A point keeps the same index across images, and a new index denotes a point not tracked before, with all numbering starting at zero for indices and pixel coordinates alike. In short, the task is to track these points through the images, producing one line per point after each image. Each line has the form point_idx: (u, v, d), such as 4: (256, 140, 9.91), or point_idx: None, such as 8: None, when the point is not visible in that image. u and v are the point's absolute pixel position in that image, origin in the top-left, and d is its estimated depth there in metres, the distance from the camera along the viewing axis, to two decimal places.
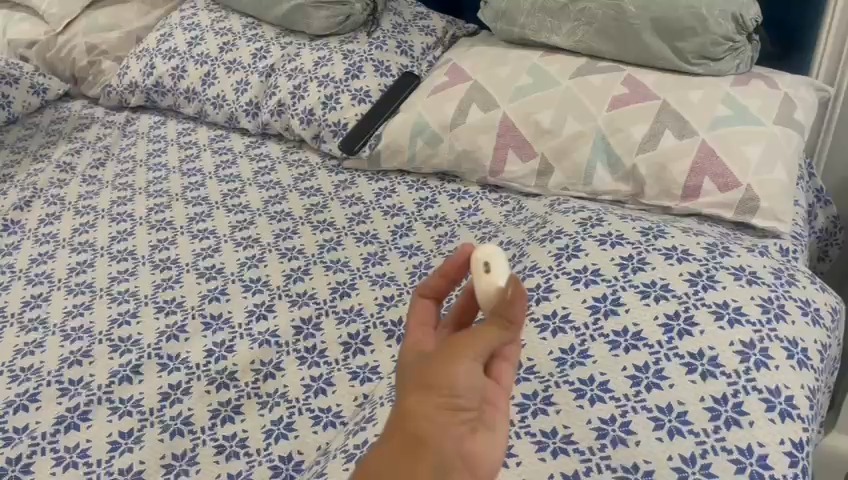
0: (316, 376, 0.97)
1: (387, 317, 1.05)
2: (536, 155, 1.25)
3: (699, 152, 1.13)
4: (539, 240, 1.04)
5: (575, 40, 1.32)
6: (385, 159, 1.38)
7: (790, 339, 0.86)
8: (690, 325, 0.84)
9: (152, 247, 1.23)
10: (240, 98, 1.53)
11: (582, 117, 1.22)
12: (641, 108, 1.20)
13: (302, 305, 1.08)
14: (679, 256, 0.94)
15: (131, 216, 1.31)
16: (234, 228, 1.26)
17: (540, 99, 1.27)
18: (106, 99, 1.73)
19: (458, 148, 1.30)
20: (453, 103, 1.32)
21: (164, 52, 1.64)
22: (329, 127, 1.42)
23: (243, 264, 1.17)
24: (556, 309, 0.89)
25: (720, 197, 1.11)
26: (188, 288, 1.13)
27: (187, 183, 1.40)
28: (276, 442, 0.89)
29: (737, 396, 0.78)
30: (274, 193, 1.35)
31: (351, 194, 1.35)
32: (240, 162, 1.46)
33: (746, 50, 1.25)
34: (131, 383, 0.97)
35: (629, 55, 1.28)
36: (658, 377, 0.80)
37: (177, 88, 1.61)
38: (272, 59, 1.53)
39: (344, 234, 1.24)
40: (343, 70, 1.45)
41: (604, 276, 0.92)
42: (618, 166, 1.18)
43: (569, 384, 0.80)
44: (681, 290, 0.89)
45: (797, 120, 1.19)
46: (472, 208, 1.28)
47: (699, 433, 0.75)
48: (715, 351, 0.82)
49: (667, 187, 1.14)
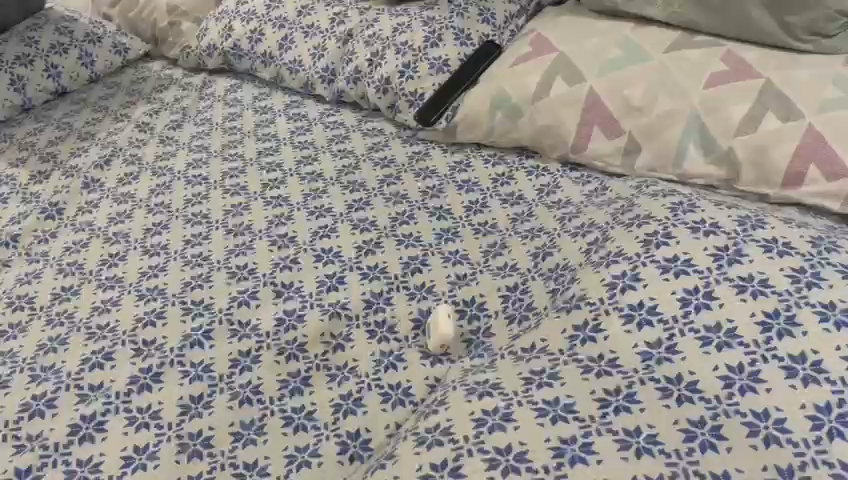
0: (386, 351, 0.95)
1: (459, 296, 1.02)
2: (623, 133, 1.18)
3: (805, 136, 1.05)
4: (625, 224, 0.98)
5: (672, 11, 1.24)
6: (461, 132, 1.32)
7: None
8: (791, 325, 0.78)
9: (226, 212, 1.22)
10: (317, 63, 1.51)
11: (677, 95, 1.15)
12: (740, 87, 1.12)
13: (373, 279, 1.06)
14: (779, 250, 0.87)
15: (206, 179, 1.31)
16: (307, 196, 1.24)
17: (630, 73, 1.20)
18: (184, 61, 1.73)
19: (539, 122, 1.25)
20: (537, 75, 1.26)
21: (242, 15, 1.63)
22: (405, 96, 1.38)
23: (315, 234, 1.15)
24: (642, 300, 0.84)
25: (827, 187, 1.02)
26: (260, 254, 1.12)
27: (261, 148, 1.39)
28: (344, 417, 0.88)
29: (843, 405, 0.71)
30: (347, 162, 1.33)
31: (426, 167, 1.30)
32: (315, 129, 1.44)
33: None
34: (202, 348, 0.97)
35: (730, 30, 1.19)
36: (754, 380, 0.74)
37: (254, 51, 1.60)
38: (350, 25, 1.50)
39: (416, 207, 1.20)
40: (422, 38, 1.40)
41: (695, 266, 0.86)
42: (713, 148, 1.10)
43: (654, 383, 0.76)
44: (782, 287, 0.82)
45: None
46: (550, 186, 1.21)
47: (798, 444, 0.69)
48: (819, 355, 0.75)
49: (767, 172, 1.06)
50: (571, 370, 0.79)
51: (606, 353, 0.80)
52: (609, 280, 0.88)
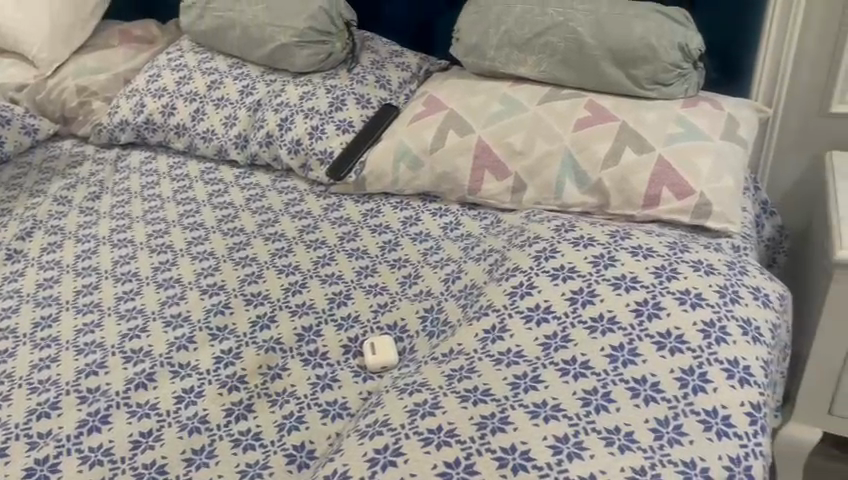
0: (320, 374, 1.06)
1: (383, 322, 1.14)
2: (510, 174, 1.36)
3: (656, 166, 1.26)
4: (519, 246, 1.14)
5: (540, 71, 1.45)
6: (369, 184, 1.47)
7: (744, 317, 0.97)
8: (658, 310, 0.95)
9: (156, 268, 1.30)
10: (229, 132, 1.63)
11: (551, 139, 1.34)
12: (602, 129, 1.33)
13: (302, 315, 1.17)
14: (643, 253, 1.06)
15: (131, 241, 1.38)
16: (232, 249, 1.34)
17: (511, 123, 1.39)
18: (96, 138, 1.80)
19: (438, 170, 1.41)
20: (432, 130, 1.43)
21: (153, 92, 1.73)
22: (315, 155, 1.52)
23: (243, 281, 1.25)
24: (538, 303, 0.99)
25: (678, 204, 1.23)
26: (193, 303, 1.20)
27: (182, 211, 1.48)
28: (289, 434, 0.97)
29: (702, 367, 0.89)
30: (266, 217, 1.44)
31: (340, 216, 1.43)
32: (232, 190, 1.54)
33: (693, 76, 1.40)
34: (146, 389, 1.04)
35: (589, 82, 1.41)
36: (632, 355, 0.90)
37: (167, 124, 1.69)
38: (258, 96, 1.63)
39: (335, 251, 1.32)
40: (327, 103, 1.56)
41: (578, 272, 1.03)
42: (585, 181, 1.30)
43: (554, 364, 0.90)
44: (647, 282, 1.00)
45: (740, 137, 1.35)
46: (454, 223, 1.37)
47: (671, 399, 0.85)
48: (680, 330, 0.93)
49: (630, 197, 1.26)
50: (486, 363, 0.92)
51: (513, 347, 0.94)
52: (510, 290, 1.03)
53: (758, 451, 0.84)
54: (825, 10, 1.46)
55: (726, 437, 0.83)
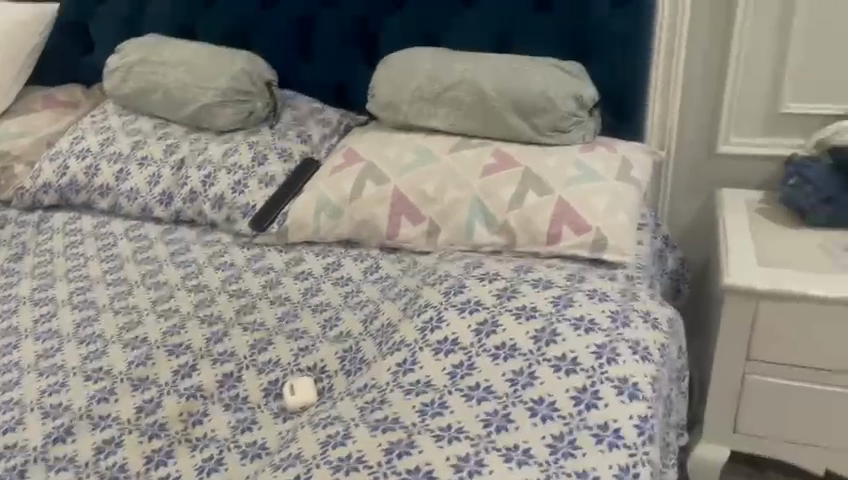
0: (240, 417, 1.09)
1: (303, 364, 1.18)
2: (425, 218, 1.43)
3: (556, 206, 1.36)
4: (430, 284, 1.21)
5: (450, 123, 1.53)
6: (292, 234, 1.52)
7: (634, 339, 1.05)
8: (555, 335, 1.03)
9: (78, 325, 1.31)
10: (153, 189, 1.66)
11: (461, 185, 1.43)
12: (507, 174, 1.42)
13: (224, 362, 1.20)
14: (544, 285, 1.14)
15: (53, 299, 1.39)
16: (155, 302, 1.37)
17: (424, 171, 1.46)
18: (19, 201, 1.79)
19: (357, 218, 1.48)
20: (350, 181, 1.50)
21: (78, 154, 1.76)
22: (238, 209, 1.58)
23: (165, 332, 1.28)
24: (446, 335, 1.06)
25: (577, 240, 1.33)
26: (115, 357, 1.22)
27: (106, 268, 1.50)
28: (209, 475, 0.99)
29: (594, 385, 0.96)
30: (190, 270, 1.47)
31: (263, 265, 1.48)
32: (157, 246, 1.57)
33: (589, 123, 1.52)
34: (65, 442, 1.05)
35: (495, 132, 1.51)
36: (531, 378, 0.97)
37: (91, 185, 1.72)
38: (182, 154, 1.68)
39: (257, 299, 1.36)
40: (249, 159, 1.63)
41: (483, 304, 1.09)
42: (493, 222, 1.39)
43: (459, 391, 0.96)
44: (546, 310, 1.07)
45: (635, 177, 1.46)
46: (373, 267, 1.42)
47: (565, 417, 0.92)
48: (575, 353, 1.00)
49: (534, 235, 1.35)
50: (396, 394, 0.98)
51: (422, 377, 1.00)
52: (421, 325, 1.09)
53: (646, 459, 0.91)
54: (705, 61, 1.66)
55: (616, 448, 0.90)
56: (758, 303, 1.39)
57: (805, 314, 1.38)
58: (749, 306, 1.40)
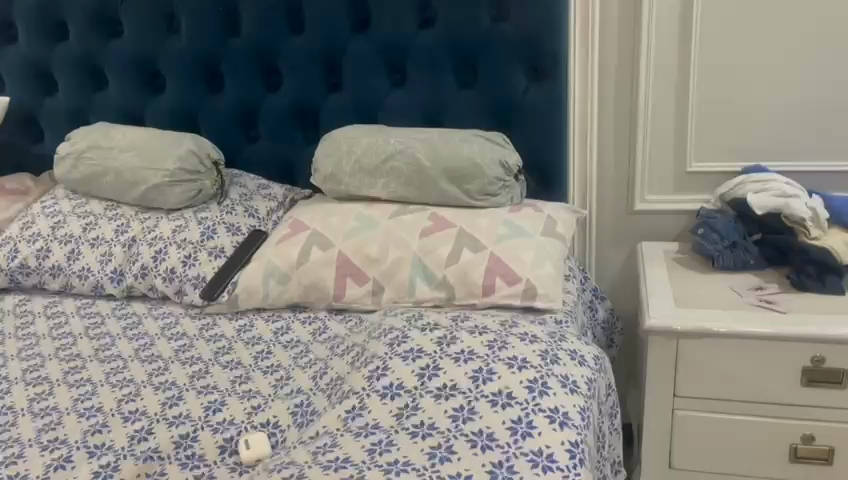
0: (197, 474, 1.13)
1: (257, 421, 1.23)
2: (368, 279, 1.53)
3: (490, 260, 1.48)
4: (376, 337, 1.30)
5: (389, 191, 1.65)
6: (242, 301, 1.59)
7: (562, 374, 1.16)
8: (491, 374, 1.12)
9: (32, 400, 1.34)
10: (104, 267, 1.72)
11: (401, 246, 1.54)
12: (443, 234, 1.54)
13: (179, 424, 1.24)
14: (480, 331, 1.24)
15: (6, 377, 1.42)
16: (109, 374, 1.41)
17: (366, 236, 1.57)
18: None
19: (304, 282, 1.56)
20: (297, 248, 1.60)
21: (28, 237, 1.80)
22: (189, 281, 1.64)
23: (121, 400, 1.32)
24: (392, 381, 1.14)
25: (509, 290, 1.44)
26: (70, 427, 1.25)
27: (58, 344, 1.53)
28: None
29: (528, 416, 1.06)
30: (143, 342, 1.52)
31: (215, 333, 1.54)
32: (109, 322, 1.62)
33: (515, 187, 1.67)
34: None
35: (431, 197, 1.64)
36: (471, 412, 1.06)
37: (42, 267, 1.76)
38: (133, 232, 1.75)
39: (211, 364, 1.42)
40: (199, 233, 1.71)
41: (425, 351, 1.19)
42: (433, 278, 1.49)
43: (406, 429, 1.04)
44: (482, 352, 1.17)
45: (559, 232, 1.60)
46: (322, 328, 1.51)
47: (503, 445, 1.01)
48: (510, 388, 1.10)
49: (471, 288, 1.46)
50: (347, 436, 1.05)
51: (370, 420, 1.07)
52: (368, 374, 1.17)
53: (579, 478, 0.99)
54: (616, 129, 1.84)
55: (550, 471, 0.98)
56: (679, 341, 1.52)
57: (721, 348, 1.50)
58: (671, 345, 1.53)
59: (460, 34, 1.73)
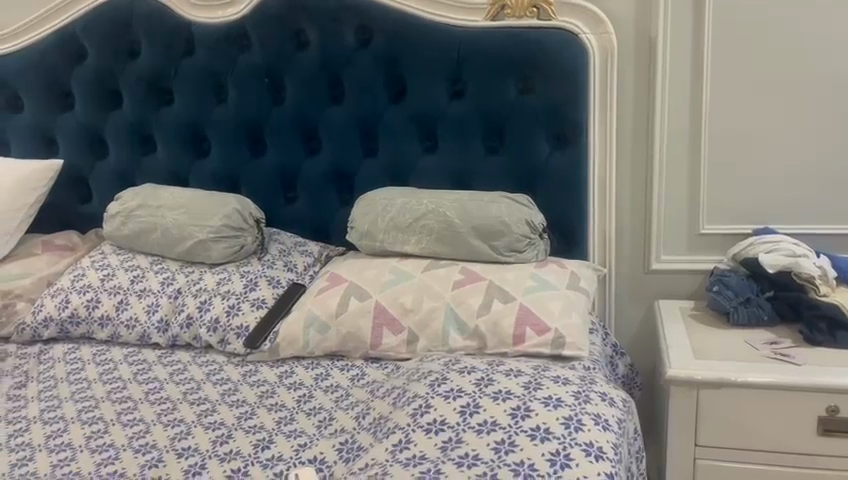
0: None
1: (305, 457, 1.30)
2: (404, 328, 1.62)
3: (519, 311, 1.58)
4: (416, 379, 1.38)
5: (421, 247, 1.76)
6: (283, 349, 1.69)
7: (595, 412, 1.24)
8: (529, 411, 1.20)
9: (89, 437, 1.42)
10: (151, 317, 1.81)
11: (435, 297, 1.64)
12: (475, 286, 1.64)
13: (231, 460, 1.31)
14: (515, 374, 1.32)
15: (62, 417, 1.50)
16: (160, 414, 1.49)
17: (402, 287, 1.67)
18: (18, 335, 1.90)
19: (343, 331, 1.65)
20: (335, 298, 1.70)
21: (78, 289, 1.90)
22: (233, 330, 1.74)
23: (173, 438, 1.40)
24: (436, 418, 1.22)
25: (539, 339, 1.53)
26: (127, 462, 1.32)
27: (109, 388, 1.62)
28: None
29: (566, 448, 1.14)
30: (190, 386, 1.61)
31: (257, 379, 1.62)
32: (155, 368, 1.71)
33: (540, 244, 1.78)
34: None
35: (461, 253, 1.74)
36: (512, 445, 1.14)
37: (91, 317, 1.86)
38: (178, 284, 1.86)
39: (256, 406, 1.50)
40: (241, 284, 1.81)
41: (465, 390, 1.27)
42: (465, 327, 1.59)
43: (452, 459, 1.12)
44: (519, 391, 1.26)
45: (583, 287, 1.70)
46: (359, 374, 1.59)
47: (544, 475, 1.08)
48: (547, 423, 1.18)
49: (502, 337, 1.55)
50: (396, 467, 1.13)
51: (417, 452, 1.15)
52: (412, 411, 1.25)
53: None
54: (633, 192, 1.97)
55: None
56: (699, 391, 1.59)
57: (740, 398, 1.57)
58: (691, 395, 1.60)
59: (489, 105, 1.88)
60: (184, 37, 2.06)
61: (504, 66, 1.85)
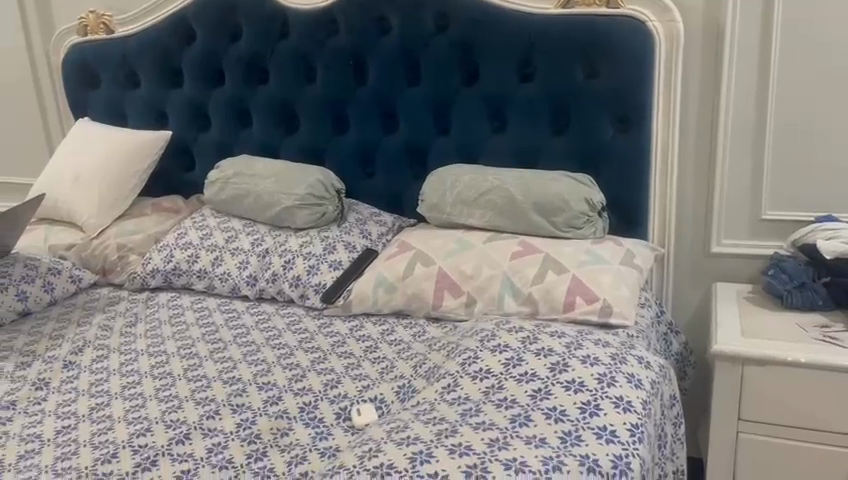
0: (318, 430, 1.38)
1: (367, 396, 1.48)
2: (464, 292, 1.77)
3: (571, 281, 1.69)
4: (469, 335, 1.53)
5: (485, 220, 1.90)
6: (355, 305, 1.87)
7: (628, 372, 1.36)
8: (567, 367, 1.33)
9: (186, 369, 1.65)
10: (242, 272, 2.04)
11: (494, 265, 1.77)
12: (531, 258, 1.76)
13: (303, 394, 1.51)
14: (559, 335, 1.45)
15: (165, 351, 1.75)
16: (246, 354, 1.71)
17: (464, 256, 1.82)
18: (130, 283, 2.17)
19: (409, 292, 1.82)
20: (403, 263, 1.86)
21: (181, 245, 2.15)
22: (312, 287, 1.94)
23: (256, 374, 1.61)
24: (482, 367, 1.36)
25: (588, 307, 1.65)
26: (216, 390, 1.55)
27: (205, 331, 1.86)
28: (299, 465, 1.27)
29: (597, 399, 1.26)
30: (272, 333, 1.82)
31: (331, 330, 1.82)
32: (244, 317, 1.93)
33: (598, 222, 1.88)
34: (183, 444, 1.35)
35: (522, 227, 1.87)
36: (548, 393, 1.26)
37: (191, 270, 2.10)
38: (267, 245, 2.07)
39: (328, 353, 1.69)
40: (321, 247, 2.00)
41: (511, 346, 1.40)
42: (520, 294, 1.71)
43: (492, 403, 1.25)
44: (560, 349, 1.38)
45: (637, 264, 1.79)
46: (421, 332, 1.76)
47: (574, 419, 1.20)
48: (582, 377, 1.30)
49: (554, 304, 1.67)
50: (443, 405, 1.27)
51: (463, 394, 1.29)
52: (462, 361, 1.40)
53: (635, 450, 1.19)
54: (696, 177, 2.03)
55: (612, 442, 1.18)
56: (744, 367, 1.66)
57: (784, 377, 1.63)
58: (736, 371, 1.67)
59: (556, 88, 1.99)
60: (280, 21, 2.26)
61: (572, 52, 1.95)
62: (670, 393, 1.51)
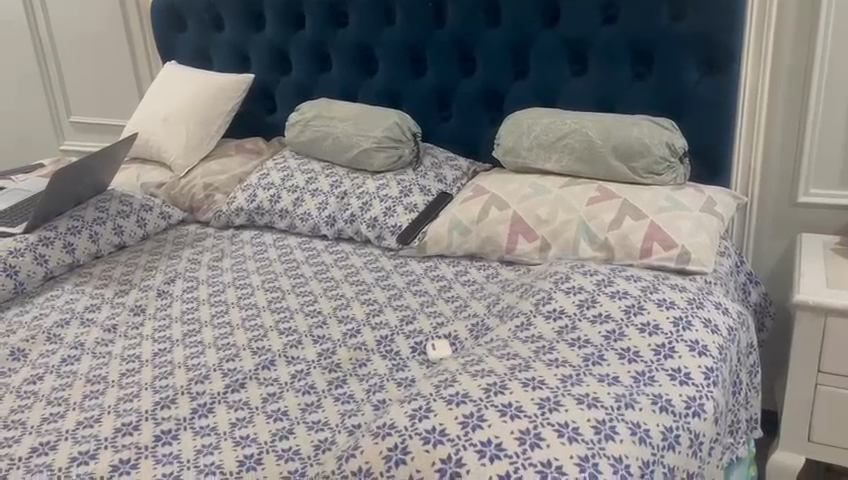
0: (395, 361, 1.44)
1: (441, 332, 1.53)
2: (538, 237, 1.77)
3: (649, 228, 1.67)
4: (544, 277, 1.55)
5: (562, 165, 1.88)
6: (430, 246, 1.91)
7: (705, 317, 1.36)
8: (642, 309, 1.34)
9: (270, 301, 1.74)
10: (321, 213, 2.10)
11: (570, 210, 1.77)
12: (608, 204, 1.75)
13: (380, 328, 1.57)
14: (635, 279, 1.45)
15: (250, 285, 1.84)
16: (325, 289, 1.78)
17: (539, 200, 1.82)
18: (216, 221, 2.28)
19: (483, 235, 1.84)
20: (478, 206, 1.88)
21: (264, 186, 2.22)
22: (389, 228, 1.98)
23: (336, 308, 1.68)
24: (556, 308, 1.37)
25: (665, 254, 1.63)
26: (299, 321, 1.63)
27: (286, 266, 1.94)
28: (378, 393, 1.33)
29: (671, 343, 1.26)
30: (351, 271, 1.88)
31: (407, 269, 1.87)
32: (323, 255, 2.01)
33: (680, 168, 1.83)
34: (269, 368, 1.43)
35: (600, 172, 1.84)
36: (623, 335, 1.27)
37: (273, 209, 2.18)
38: (345, 187, 2.11)
39: (404, 290, 1.75)
40: (397, 190, 2.04)
41: (585, 288, 1.41)
42: (596, 239, 1.71)
43: (566, 342, 1.26)
44: (636, 292, 1.39)
45: (718, 211, 1.75)
46: (494, 274, 1.79)
47: (648, 360, 1.22)
48: (657, 320, 1.31)
49: (630, 250, 1.66)
50: (516, 341, 1.30)
51: (536, 332, 1.31)
52: (536, 301, 1.42)
53: (706, 392, 1.21)
54: (785, 123, 1.94)
55: (686, 384, 1.20)
56: (826, 319, 1.62)
57: None
58: (818, 322, 1.63)
59: (640, 29, 1.93)
60: None
61: None
62: (747, 341, 1.50)
